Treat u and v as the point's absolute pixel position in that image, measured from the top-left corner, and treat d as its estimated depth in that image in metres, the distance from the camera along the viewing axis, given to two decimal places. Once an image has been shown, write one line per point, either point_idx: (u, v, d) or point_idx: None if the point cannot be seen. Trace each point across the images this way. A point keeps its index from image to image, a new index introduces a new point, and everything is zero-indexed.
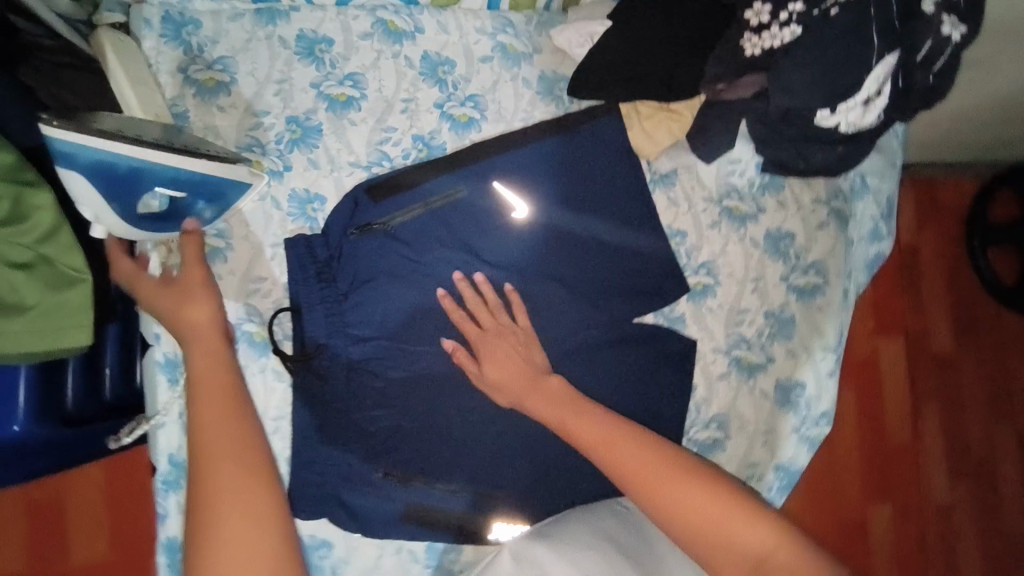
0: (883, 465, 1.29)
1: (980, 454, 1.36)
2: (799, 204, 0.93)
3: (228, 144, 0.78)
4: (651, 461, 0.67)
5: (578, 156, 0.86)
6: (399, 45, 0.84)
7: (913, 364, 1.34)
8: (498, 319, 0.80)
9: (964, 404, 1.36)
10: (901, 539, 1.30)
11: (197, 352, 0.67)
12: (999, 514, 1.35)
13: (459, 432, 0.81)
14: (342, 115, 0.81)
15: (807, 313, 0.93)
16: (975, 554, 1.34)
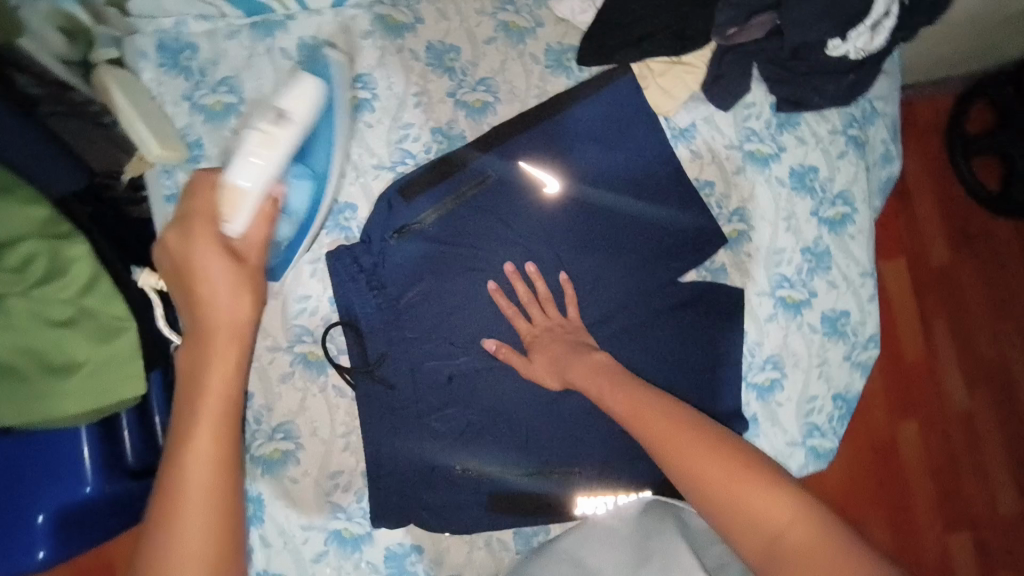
0: (898, 381, 1.36)
1: (993, 359, 1.39)
2: (818, 136, 0.91)
3: None
4: (676, 430, 0.62)
5: (597, 124, 0.85)
6: (402, 39, 0.84)
7: (915, 282, 1.39)
8: (547, 314, 0.80)
9: (971, 313, 1.40)
10: (929, 451, 1.34)
11: (207, 354, 0.59)
12: (1022, 414, 1.38)
13: (524, 414, 0.81)
14: (357, 120, 0.82)
15: (840, 244, 0.91)
16: (1005, 459, 1.36)
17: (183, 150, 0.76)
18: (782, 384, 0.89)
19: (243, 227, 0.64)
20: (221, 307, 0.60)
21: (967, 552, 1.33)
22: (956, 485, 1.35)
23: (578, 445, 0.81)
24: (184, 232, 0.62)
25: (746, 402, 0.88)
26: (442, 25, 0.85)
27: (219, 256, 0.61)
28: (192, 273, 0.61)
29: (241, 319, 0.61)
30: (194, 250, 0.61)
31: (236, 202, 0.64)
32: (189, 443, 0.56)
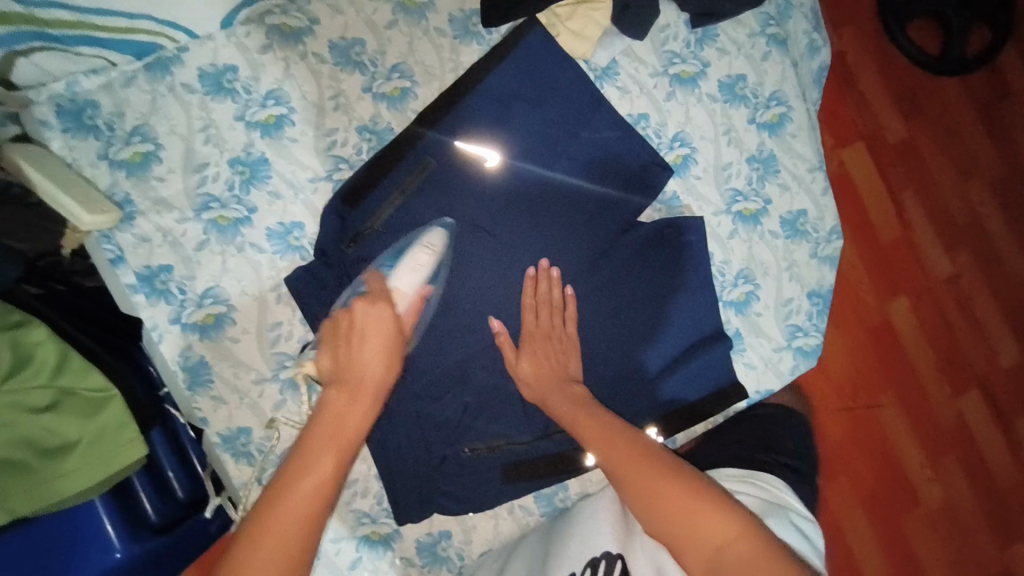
0: (883, 261, 1.37)
1: (965, 218, 1.42)
2: (738, 45, 0.91)
3: (184, 211, 0.76)
4: (617, 439, 0.71)
5: (522, 84, 0.84)
6: (303, 44, 0.82)
7: (879, 162, 1.39)
8: (544, 317, 0.81)
9: (935, 177, 1.42)
10: (925, 323, 1.37)
11: (357, 404, 0.63)
12: (1001, 263, 1.42)
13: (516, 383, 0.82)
14: (280, 136, 0.80)
15: (783, 145, 0.91)
16: (994, 309, 1.41)
17: (116, 211, 0.73)
18: (757, 295, 0.90)
19: (405, 312, 0.72)
20: (374, 369, 0.65)
21: (978, 408, 1.38)
22: (955, 348, 1.38)
23: None
24: (373, 302, 0.69)
25: (727, 320, 0.90)
26: (338, 20, 0.83)
27: (386, 319, 0.68)
28: (362, 332, 0.67)
29: (385, 380, 0.65)
30: (373, 313, 0.68)
31: (399, 301, 0.72)
32: (313, 469, 0.58)
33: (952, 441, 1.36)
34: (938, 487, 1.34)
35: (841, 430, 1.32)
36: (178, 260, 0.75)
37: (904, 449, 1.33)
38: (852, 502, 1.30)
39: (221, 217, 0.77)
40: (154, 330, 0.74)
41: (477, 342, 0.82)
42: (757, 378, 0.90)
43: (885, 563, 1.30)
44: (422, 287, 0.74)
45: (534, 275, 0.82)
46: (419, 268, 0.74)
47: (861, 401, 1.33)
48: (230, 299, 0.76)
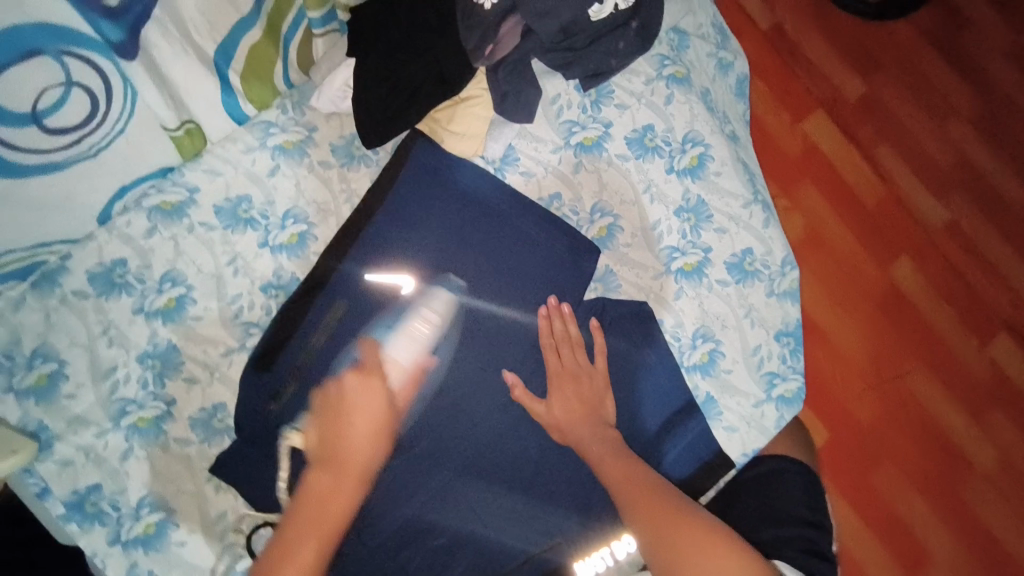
0: (874, 222, 1.21)
1: (949, 158, 1.25)
2: (637, 95, 0.86)
3: (102, 424, 0.73)
4: (641, 482, 0.68)
5: (435, 196, 0.82)
6: (187, 217, 0.78)
7: (843, 126, 1.24)
8: (579, 359, 0.78)
9: (904, 123, 1.26)
10: (934, 281, 1.19)
11: (342, 489, 0.59)
12: (999, 195, 1.24)
13: (477, 510, 0.77)
14: (183, 318, 0.77)
15: (710, 187, 0.85)
16: (1005, 246, 1.23)
17: (31, 447, 0.68)
18: (720, 352, 0.85)
19: (400, 386, 0.67)
20: (353, 439, 0.61)
21: (1016, 356, 1.18)
22: (971, 296, 1.20)
23: (553, 510, 0.78)
24: (365, 378, 0.64)
25: (694, 386, 0.84)
26: (218, 182, 0.79)
27: (382, 400, 0.63)
28: (352, 412, 0.62)
29: (373, 454, 0.62)
30: (360, 389, 0.63)
31: (394, 373, 0.67)
32: (297, 554, 0.55)
33: (993, 395, 1.16)
34: (991, 449, 1.14)
35: (872, 412, 1.13)
36: (105, 476, 0.72)
37: (946, 419, 1.14)
38: (904, 488, 1.11)
39: (140, 419, 0.74)
40: (95, 557, 0.70)
41: (439, 478, 0.77)
42: (741, 440, 0.84)
43: (957, 549, 1.09)
44: (422, 356, 0.70)
45: (546, 314, 0.80)
46: (416, 338, 0.70)
47: (885, 375, 1.15)
48: (169, 502, 0.73)
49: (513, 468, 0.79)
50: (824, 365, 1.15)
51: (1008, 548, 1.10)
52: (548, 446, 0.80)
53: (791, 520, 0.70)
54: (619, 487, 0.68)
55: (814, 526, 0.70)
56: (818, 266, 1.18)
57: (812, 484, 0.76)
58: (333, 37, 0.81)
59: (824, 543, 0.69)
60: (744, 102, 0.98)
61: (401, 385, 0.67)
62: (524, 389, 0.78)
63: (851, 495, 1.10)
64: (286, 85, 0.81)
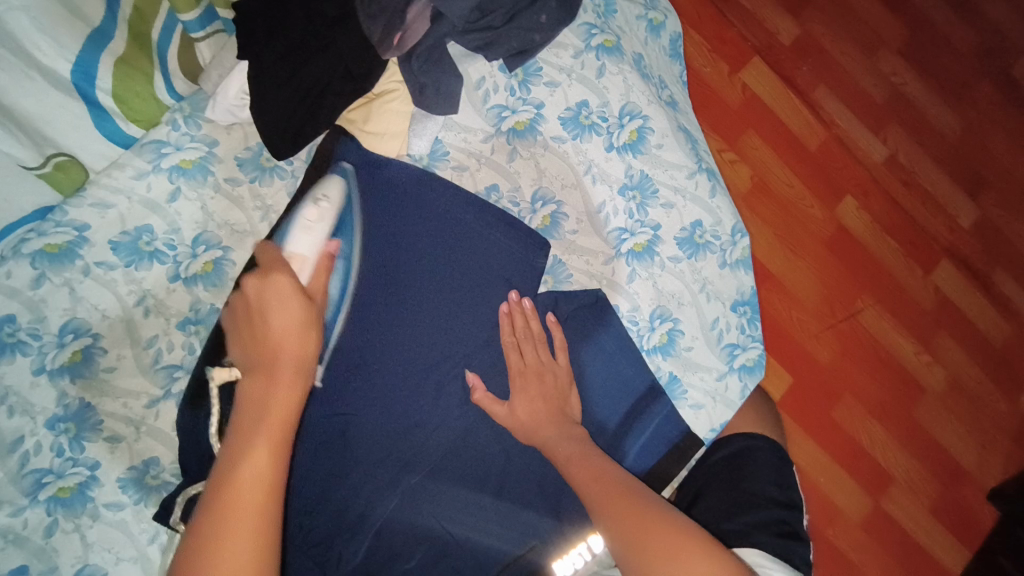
0: (818, 164, 1.19)
1: (885, 92, 1.22)
2: (567, 70, 0.80)
3: (16, 502, 0.64)
4: (610, 486, 0.62)
5: (375, 197, 0.74)
6: (80, 259, 0.69)
7: (781, 71, 1.20)
8: (538, 354, 0.74)
9: (840, 61, 1.22)
10: (878, 217, 1.19)
11: (277, 378, 0.54)
12: (933, 127, 1.22)
13: (446, 522, 0.71)
14: (95, 372, 0.69)
15: (653, 161, 0.81)
16: (942, 175, 1.22)
17: None
18: (679, 331, 0.82)
19: (310, 279, 0.65)
20: (282, 336, 0.56)
21: (957, 280, 1.19)
22: (913, 227, 1.19)
23: (526, 512, 0.73)
24: (266, 275, 0.60)
25: (657, 368, 0.82)
26: (111, 216, 0.70)
27: (287, 289, 0.59)
28: (261, 310, 0.58)
29: (306, 351, 0.57)
30: (269, 287, 0.59)
31: (300, 268, 0.66)
32: (248, 452, 0.48)
33: (941, 321, 1.17)
34: (942, 372, 1.15)
35: (830, 350, 1.13)
36: (29, 556, 0.64)
37: (899, 350, 1.15)
38: (864, 419, 1.12)
39: (61, 489, 0.66)
40: None
41: (408, 481, 0.71)
42: (708, 416, 0.82)
43: (917, 471, 1.12)
44: (326, 244, 0.68)
45: (507, 310, 0.75)
46: (314, 227, 0.68)
47: (839, 313, 1.15)
48: (107, 571, 0.66)
49: (479, 472, 0.74)
50: (781, 311, 1.14)
51: (962, 464, 1.13)
52: (513, 448, 0.75)
53: (763, 501, 0.70)
54: (586, 486, 0.63)
55: (784, 506, 0.70)
56: (767, 215, 1.16)
57: (779, 459, 0.75)
58: (220, 39, 0.73)
59: (794, 521, 0.69)
60: (679, 63, 0.93)
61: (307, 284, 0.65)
62: (486, 390, 0.73)
63: (815, 432, 1.11)
64: (174, 98, 0.72)
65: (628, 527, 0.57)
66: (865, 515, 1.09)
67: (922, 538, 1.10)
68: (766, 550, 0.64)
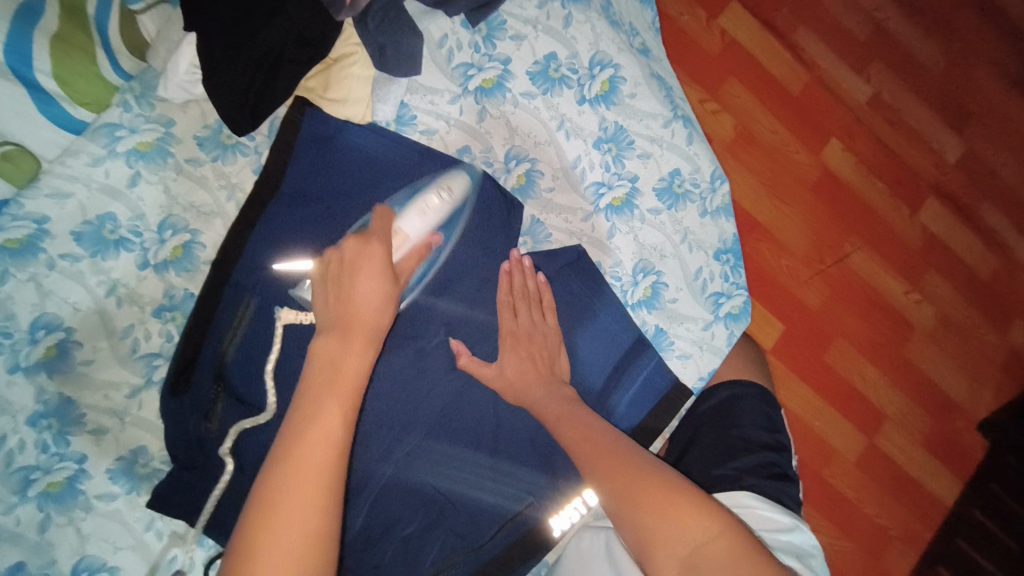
0: (801, 107, 1.16)
1: (866, 30, 1.19)
2: (533, 21, 0.77)
3: (6, 499, 0.64)
4: (597, 443, 0.62)
5: (346, 170, 0.72)
6: (42, 252, 0.67)
7: (759, 14, 1.16)
8: (523, 315, 0.73)
9: (818, 1, 1.18)
10: (863, 159, 1.17)
11: (351, 345, 0.52)
12: (918, 61, 1.19)
13: (440, 486, 0.71)
14: (71, 366, 0.68)
15: (627, 112, 0.79)
16: (926, 111, 1.19)
17: None
18: (663, 284, 0.81)
19: (403, 258, 0.62)
20: (365, 303, 0.55)
21: (944, 216, 1.18)
22: (898, 165, 1.18)
23: (521, 469, 0.75)
24: (366, 242, 0.58)
25: (643, 323, 0.81)
26: (69, 206, 0.68)
27: (382, 262, 0.57)
28: (353, 272, 0.56)
29: (380, 320, 0.55)
30: (365, 255, 0.57)
31: (399, 245, 0.62)
32: (322, 410, 0.48)
33: (928, 259, 1.17)
34: (930, 310, 1.16)
35: (819, 295, 1.13)
36: (27, 551, 0.64)
37: (889, 291, 1.15)
38: (856, 360, 1.13)
39: (50, 484, 0.66)
40: None
41: (407, 442, 0.70)
42: (696, 366, 0.82)
43: (909, 406, 1.13)
44: (432, 235, 0.65)
45: (508, 269, 0.74)
46: (428, 212, 0.65)
47: (828, 258, 1.14)
48: (107, 560, 0.67)
49: (473, 435, 0.74)
50: (769, 259, 1.13)
51: (953, 398, 1.14)
52: (503, 411, 0.75)
53: (753, 446, 0.71)
54: (575, 445, 0.63)
55: (775, 450, 0.71)
56: (751, 163, 1.14)
57: (767, 404, 0.76)
58: (163, 11, 0.70)
59: (784, 462, 0.71)
60: (650, 9, 0.89)
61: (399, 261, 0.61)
62: (471, 355, 0.72)
63: (808, 378, 1.12)
64: (122, 77, 0.70)
65: (615, 479, 0.57)
66: (859, 453, 1.11)
67: (915, 472, 1.12)
68: (760, 492, 0.65)
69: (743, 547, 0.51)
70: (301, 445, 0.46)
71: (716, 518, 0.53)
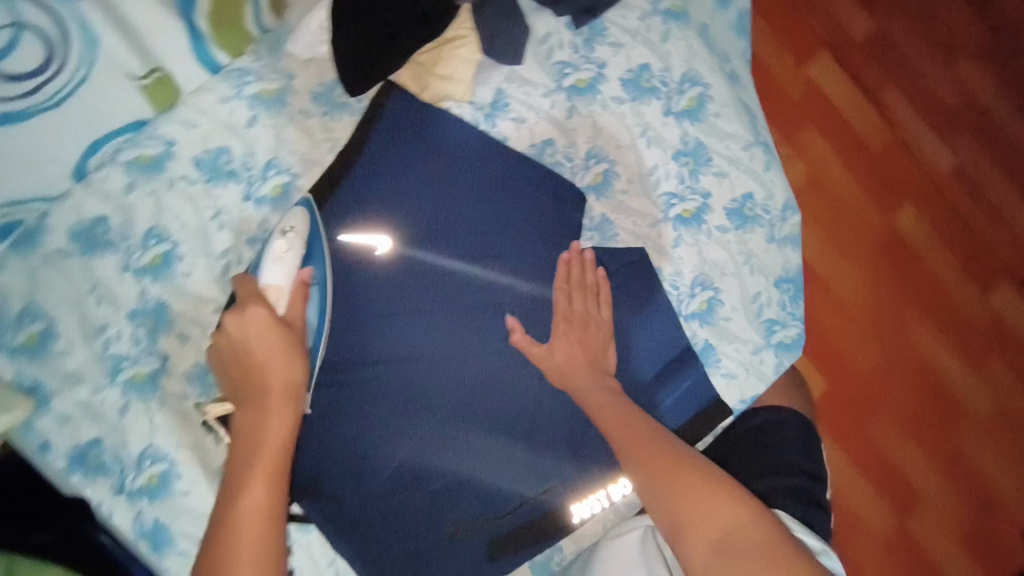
0: (880, 169, 1.16)
1: (959, 100, 1.19)
2: (632, 33, 0.82)
3: (96, 380, 0.74)
4: (633, 429, 0.66)
5: (430, 153, 0.78)
6: (167, 171, 0.76)
7: (850, 69, 1.17)
8: (576, 304, 0.76)
9: (914, 65, 1.19)
10: (936, 228, 1.16)
11: (268, 413, 0.62)
12: (1006, 141, 1.19)
13: (470, 454, 0.76)
14: (173, 275, 0.76)
15: (709, 129, 0.83)
16: (1009, 191, 1.19)
17: (28, 401, 0.71)
18: (720, 300, 0.82)
19: (287, 309, 0.68)
20: (271, 370, 0.64)
21: (1015, 300, 1.16)
22: (973, 241, 1.17)
23: (549, 454, 0.78)
24: (242, 312, 0.65)
25: (693, 335, 0.82)
26: (196, 135, 0.76)
27: (265, 320, 0.65)
28: (245, 342, 0.64)
29: (292, 378, 0.64)
30: (248, 320, 0.64)
31: (278, 299, 0.68)
32: (245, 489, 0.59)
33: (992, 343, 1.14)
34: (988, 396, 1.13)
35: (871, 359, 1.11)
36: (105, 429, 0.74)
37: (945, 369, 1.12)
38: (899, 433, 1.10)
39: (136, 374, 0.74)
40: (102, 506, 0.72)
41: (445, 405, 0.76)
42: (740, 387, 0.82)
43: (949, 489, 1.09)
44: (300, 272, 0.69)
45: (568, 259, 0.77)
46: (284, 258, 0.69)
47: (886, 323, 1.12)
48: (169, 453, 0.74)
49: (508, 410, 0.77)
50: (826, 314, 1.11)
51: (998, 491, 1.10)
52: (545, 392, 0.78)
53: (785, 468, 0.72)
54: (614, 431, 0.66)
55: (807, 476, 0.72)
56: (821, 212, 1.14)
57: (806, 433, 0.76)
58: None
59: (815, 491, 0.71)
60: (745, 41, 0.90)
61: (285, 312, 0.68)
62: (524, 333, 0.76)
63: (848, 443, 1.09)
64: (260, 31, 0.78)
65: (648, 463, 0.61)
66: (892, 529, 1.07)
67: (946, 563, 1.07)
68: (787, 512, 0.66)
69: (771, 534, 0.54)
70: (232, 521, 0.57)
71: (745, 506, 0.56)
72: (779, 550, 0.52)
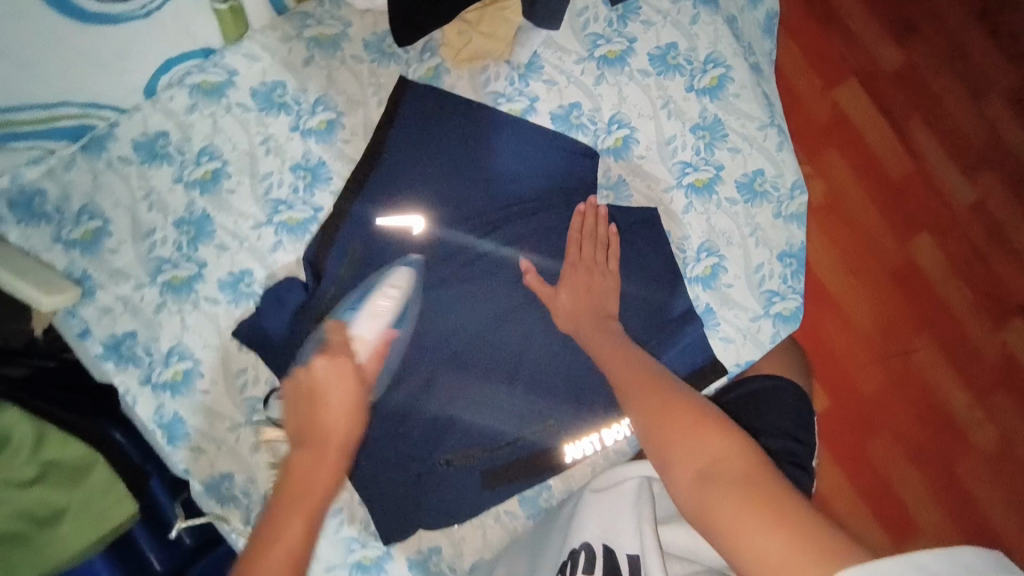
0: (900, 198, 1.20)
1: (983, 137, 1.23)
2: (663, 13, 0.89)
3: (140, 278, 0.80)
4: (637, 374, 0.68)
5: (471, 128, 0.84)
6: (226, 97, 0.83)
7: (874, 94, 1.22)
8: (586, 253, 0.81)
9: (939, 96, 1.24)
10: (952, 261, 1.19)
11: (323, 463, 0.59)
12: None
13: (479, 397, 0.81)
14: (218, 191, 0.82)
15: (727, 107, 0.88)
16: None
17: (75, 288, 0.76)
18: (723, 267, 0.87)
19: (367, 360, 0.71)
20: (333, 411, 0.62)
21: None
22: (991, 278, 1.19)
23: (549, 396, 0.82)
24: (333, 356, 0.67)
25: (695, 296, 0.87)
26: (256, 67, 0.84)
27: (349, 368, 0.66)
28: (324, 387, 0.64)
29: (353, 425, 0.62)
30: (336, 365, 0.66)
31: (361, 349, 0.71)
32: (284, 527, 0.55)
33: (1003, 380, 1.15)
34: (993, 432, 1.13)
35: (876, 383, 1.13)
36: (140, 324, 0.79)
37: (951, 401, 1.14)
38: (897, 456, 1.11)
39: (174, 277, 0.80)
40: (128, 394, 0.78)
41: (459, 340, 0.81)
42: (735, 351, 0.87)
43: (946, 520, 1.10)
44: (387, 331, 0.74)
45: (582, 211, 0.82)
46: (379, 313, 0.74)
47: (894, 350, 1.15)
48: (195, 352, 0.79)
49: (514, 348, 0.82)
50: (833, 335, 1.14)
51: (996, 527, 1.10)
52: (549, 335, 0.82)
53: (775, 432, 0.73)
54: (618, 371, 0.69)
55: (796, 441, 0.73)
56: (834, 232, 1.18)
57: (799, 404, 0.78)
58: None
59: (804, 456, 0.72)
60: (771, 41, 0.97)
61: (366, 363, 0.70)
62: (536, 275, 0.81)
63: (845, 463, 1.11)
64: None
65: (645, 404, 0.64)
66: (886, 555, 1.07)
67: None
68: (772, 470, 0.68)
69: (756, 464, 0.54)
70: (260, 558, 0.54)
71: (735, 438, 0.57)
72: (763, 476, 0.53)
